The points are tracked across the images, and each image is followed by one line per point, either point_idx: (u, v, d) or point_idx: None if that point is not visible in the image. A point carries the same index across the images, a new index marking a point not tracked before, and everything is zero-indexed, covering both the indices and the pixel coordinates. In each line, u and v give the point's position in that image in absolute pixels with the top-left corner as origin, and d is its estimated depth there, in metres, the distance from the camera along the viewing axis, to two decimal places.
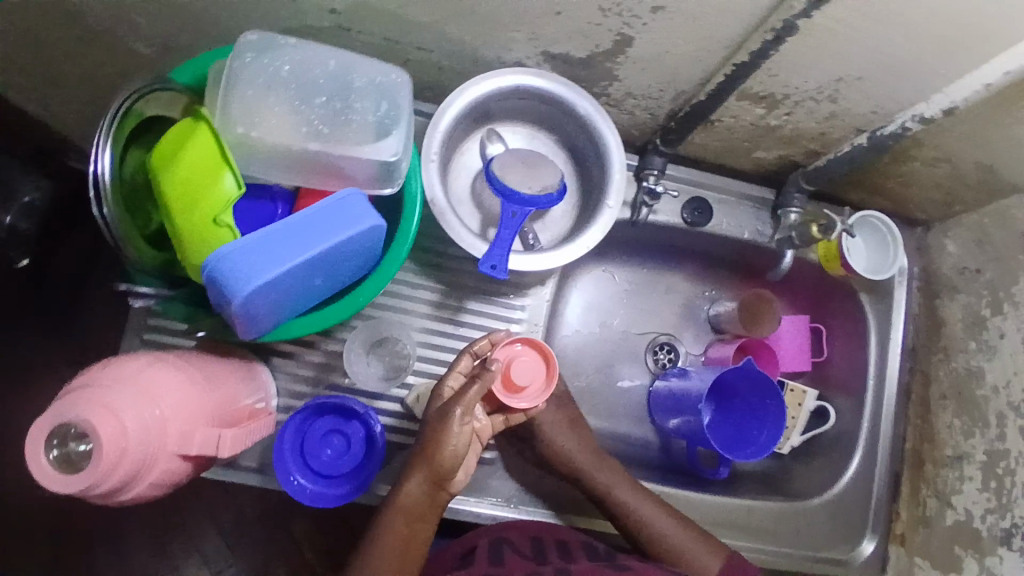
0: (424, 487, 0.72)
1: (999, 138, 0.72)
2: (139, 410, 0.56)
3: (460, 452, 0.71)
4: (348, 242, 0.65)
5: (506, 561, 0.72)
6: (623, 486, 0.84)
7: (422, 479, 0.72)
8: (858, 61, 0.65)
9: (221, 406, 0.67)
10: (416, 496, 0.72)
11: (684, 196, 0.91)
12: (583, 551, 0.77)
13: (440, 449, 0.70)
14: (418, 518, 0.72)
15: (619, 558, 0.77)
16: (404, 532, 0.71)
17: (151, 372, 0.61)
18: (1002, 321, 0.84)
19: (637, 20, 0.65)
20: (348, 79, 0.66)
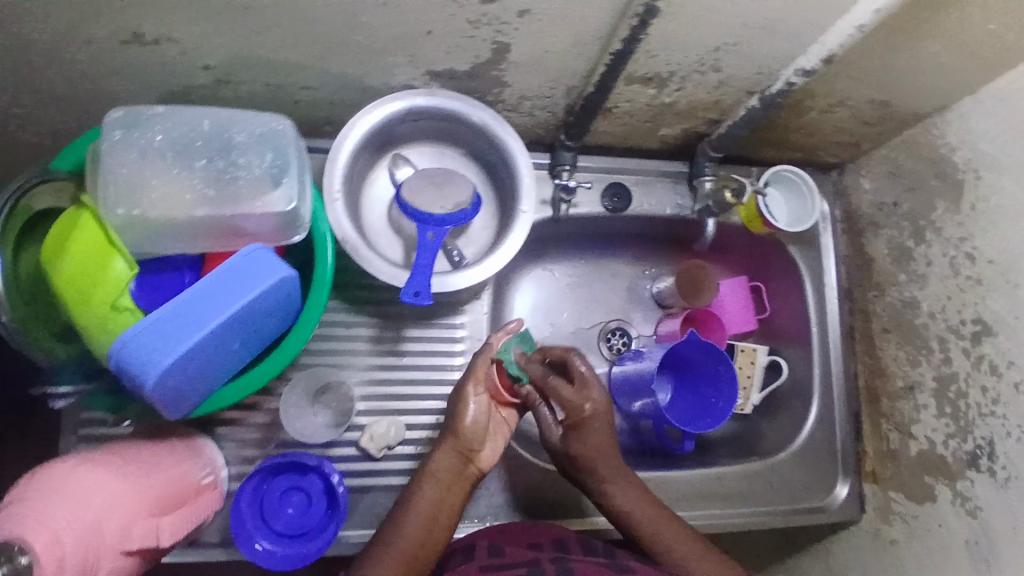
0: (452, 457, 0.74)
1: (880, 75, 0.74)
2: (72, 516, 0.53)
3: (480, 423, 0.75)
4: (259, 300, 0.64)
5: (506, 552, 0.69)
6: (630, 484, 0.76)
7: (449, 448, 0.74)
8: (729, 29, 0.65)
9: (161, 494, 0.65)
10: (443, 463, 0.74)
11: (602, 184, 0.92)
12: (582, 548, 0.72)
13: (461, 415, 0.75)
14: (446, 489, 0.72)
15: (620, 556, 0.71)
16: (433, 499, 0.71)
17: (78, 475, 0.58)
18: (927, 249, 0.85)
19: (508, 27, 0.64)
20: (226, 137, 0.66)
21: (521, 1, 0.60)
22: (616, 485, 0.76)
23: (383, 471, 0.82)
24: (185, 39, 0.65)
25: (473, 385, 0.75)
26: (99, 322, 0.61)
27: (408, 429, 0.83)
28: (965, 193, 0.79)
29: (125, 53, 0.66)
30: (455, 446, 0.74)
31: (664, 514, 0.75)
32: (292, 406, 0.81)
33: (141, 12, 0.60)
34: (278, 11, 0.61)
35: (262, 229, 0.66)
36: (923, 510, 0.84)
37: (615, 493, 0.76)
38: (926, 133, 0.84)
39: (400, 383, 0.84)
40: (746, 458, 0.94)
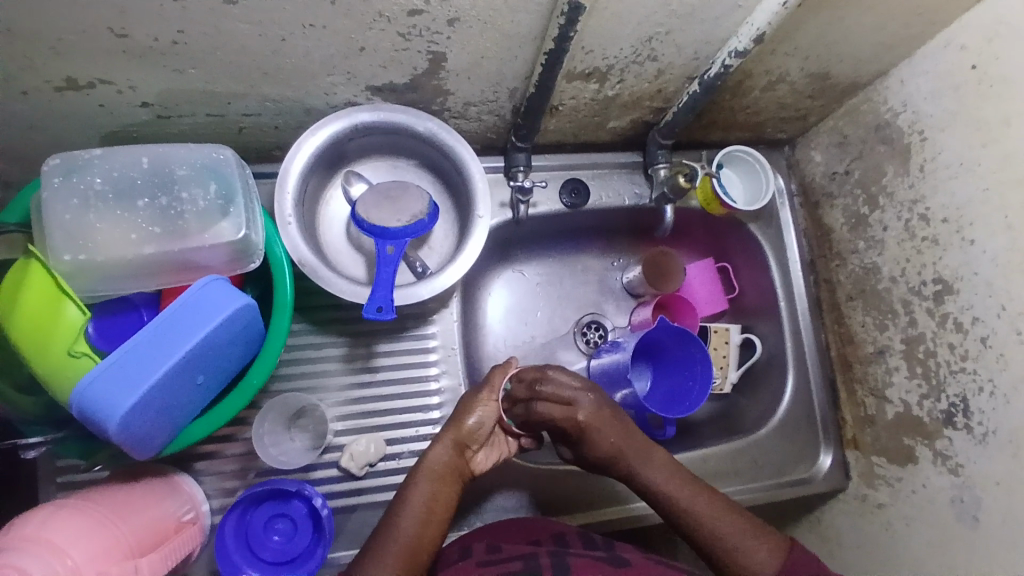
0: (448, 451, 0.73)
1: (814, 47, 0.75)
2: (49, 565, 0.52)
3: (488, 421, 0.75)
4: (219, 332, 0.64)
5: (504, 547, 0.69)
6: (663, 468, 0.72)
7: (445, 442, 0.73)
8: (656, 17, 0.66)
9: (139, 536, 0.65)
10: (441, 459, 0.72)
11: (559, 181, 0.93)
12: (580, 541, 0.72)
13: (465, 413, 0.75)
14: (441, 483, 0.70)
15: (619, 548, 0.71)
16: (427, 492, 0.69)
17: (54, 524, 0.57)
18: (881, 215, 0.85)
19: (439, 36, 0.65)
20: (166, 173, 0.67)
21: (448, 9, 0.61)
22: (647, 470, 0.72)
23: (369, 489, 0.81)
24: (119, 79, 0.65)
25: (487, 394, 0.75)
26: (57, 369, 0.61)
27: (389, 445, 0.83)
28: (911, 155, 0.80)
29: (61, 99, 0.66)
30: (451, 441, 0.73)
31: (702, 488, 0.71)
32: (267, 433, 0.80)
33: (70, 57, 0.60)
34: (206, 41, 0.61)
35: (214, 261, 0.67)
36: (905, 472, 0.84)
37: (654, 475, 0.72)
38: (869, 100, 0.85)
39: (376, 399, 0.84)
40: (728, 437, 0.94)
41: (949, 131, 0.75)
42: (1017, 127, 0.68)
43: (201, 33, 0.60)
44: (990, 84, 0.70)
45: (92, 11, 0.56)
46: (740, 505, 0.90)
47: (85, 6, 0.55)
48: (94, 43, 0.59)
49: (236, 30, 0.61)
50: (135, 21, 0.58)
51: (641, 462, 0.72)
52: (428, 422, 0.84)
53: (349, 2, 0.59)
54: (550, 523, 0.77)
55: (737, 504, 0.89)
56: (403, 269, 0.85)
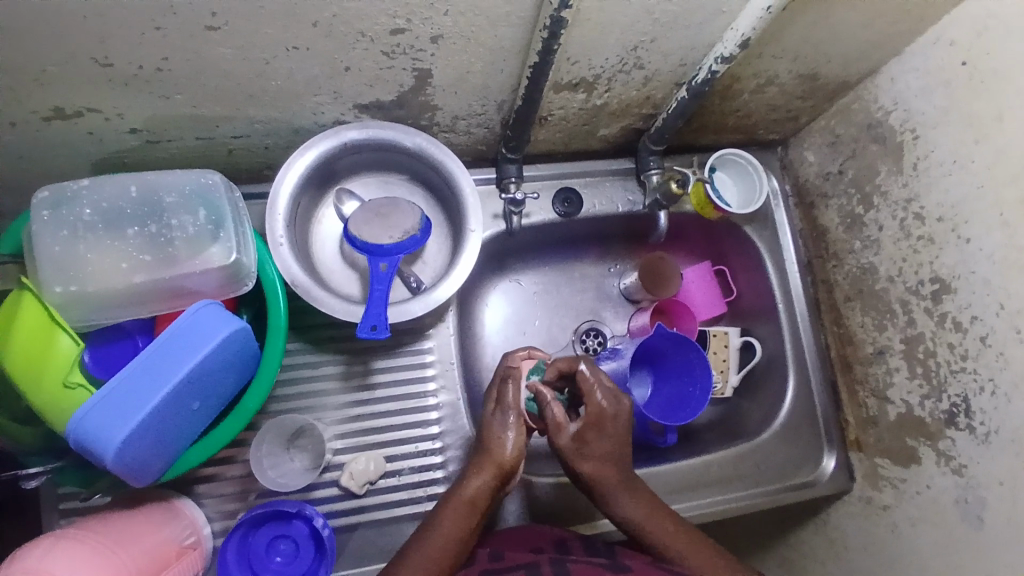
0: (489, 484, 0.73)
1: (802, 48, 0.74)
2: None
3: (520, 446, 0.74)
4: (212, 358, 0.64)
5: (505, 556, 0.69)
6: (639, 497, 0.73)
7: (486, 474, 0.73)
8: (640, 27, 0.66)
9: (143, 561, 0.66)
10: (477, 491, 0.72)
11: (550, 191, 0.93)
12: (583, 548, 0.72)
13: (500, 444, 0.74)
14: (473, 515, 0.71)
15: (622, 555, 0.70)
16: (461, 523, 0.70)
17: (61, 551, 0.58)
18: (876, 214, 0.84)
19: (423, 54, 0.65)
20: (156, 201, 0.68)
21: (430, 27, 0.61)
22: (622, 500, 0.73)
23: (369, 506, 0.81)
24: (106, 107, 0.65)
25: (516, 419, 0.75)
26: (51, 400, 0.61)
27: (388, 461, 0.83)
28: (904, 154, 0.79)
29: (49, 129, 0.66)
30: (492, 476, 0.73)
31: (676, 522, 0.72)
32: (266, 455, 0.80)
33: (57, 88, 0.60)
34: (190, 67, 0.62)
35: (206, 286, 0.67)
36: (909, 473, 0.83)
37: (626, 505, 0.73)
38: (860, 99, 0.84)
39: (374, 416, 0.83)
40: (731, 442, 0.94)
41: (941, 128, 0.74)
42: (1007, 123, 0.67)
43: (185, 60, 0.60)
44: (980, 81, 0.69)
45: (76, 42, 0.56)
46: (743, 510, 0.89)
47: (69, 38, 0.55)
48: (80, 74, 0.59)
49: (221, 55, 0.61)
50: (119, 50, 0.58)
51: (619, 489, 0.73)
52: (428, 438, 0.84)
53: (332, 24, 0.59)
54: (552, 530, 0.77)
55: (741, 509, 0.89)
56: (397, 284, 0.85)
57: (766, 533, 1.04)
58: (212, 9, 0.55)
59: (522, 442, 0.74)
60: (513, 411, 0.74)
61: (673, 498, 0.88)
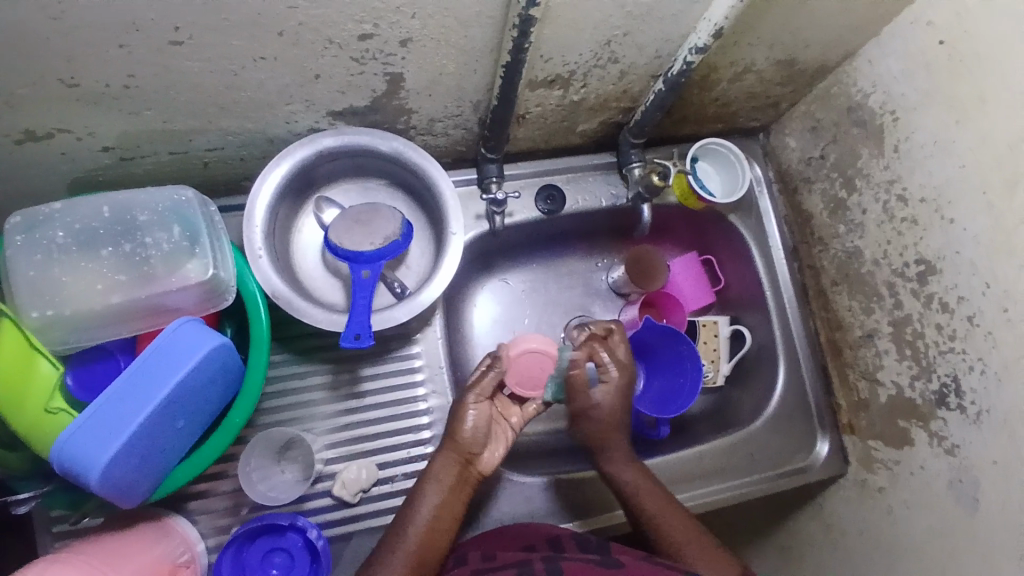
0: (451, 461, 0.74)
1: (778, 35, 0.74)
2: None
3: (477, 427, 0.75)
4: (194, 375, 0.63)
5: (497, 556, 0.69)
6: (635, 467, 0.79)
7: (447, 452, 0.74)
8: (613, 21, 0.65)
9: (143, 567, 0.67)
10: (442, 467, 0.73)
11: (533, 189, 0.92)
12: (576, 544, 0.72)
13: (459, 421, 0.75)
14: (442, 493, 0.72)
15: (614, 550, 0.70)
16: (434, 503, 0.71)
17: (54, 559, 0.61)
18: (859, 198, 0.84)
19: (394, 58, 0.64)
20: (129, 220, 0.67)
21: (400, 31, 0.60)
22: (619, 465, 0.79)
23: (363, 515, 0.81)
24: (77, 126, 0.64)
25: (474, 395, 0.76)
26: (33, 426, 0.60)
27: (381, 468, 0.82)
28: (885, 137, 0.79)
29: (20, 151, 0.65)
30: (452, 453, 0.74)
31: (661, 493, 0.76)
32: (255, 468, 0.79)
33: (25, 111, 0.59)
34: (158, 82, 0.60)
35: (185, 302, 0.66)
36: (902, 455, 0.83)
37: (624, 472, 0.78)
38: (839, 83, 0.84)
39: (365, 423, 0.83)
40: (725, 431, 0.94)
41: (921, 110, 0.74)
42: (986, 102, 0.67)
43: (152, 75, 0.59)
44: (959, 60, 0.69)
45: (39, 64, 0.54)
46: (738, 500, 0.89)
47: (33, 60, 0.54)
48: (47, 96, 0.58)
49: (189, 69, 0.60)
50: (84, 70, 0.57)
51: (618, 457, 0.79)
52: (419, 443, 0.84)
53: (298, 32, 0.58)
54: (547, 528, 0.77)
55: (736, 498, 0.89)
56: (382, 290, 0.84)
57: (764, 519, 1.05)
58: (175, 23, 0.54)
59: (478, 420, 0.75)
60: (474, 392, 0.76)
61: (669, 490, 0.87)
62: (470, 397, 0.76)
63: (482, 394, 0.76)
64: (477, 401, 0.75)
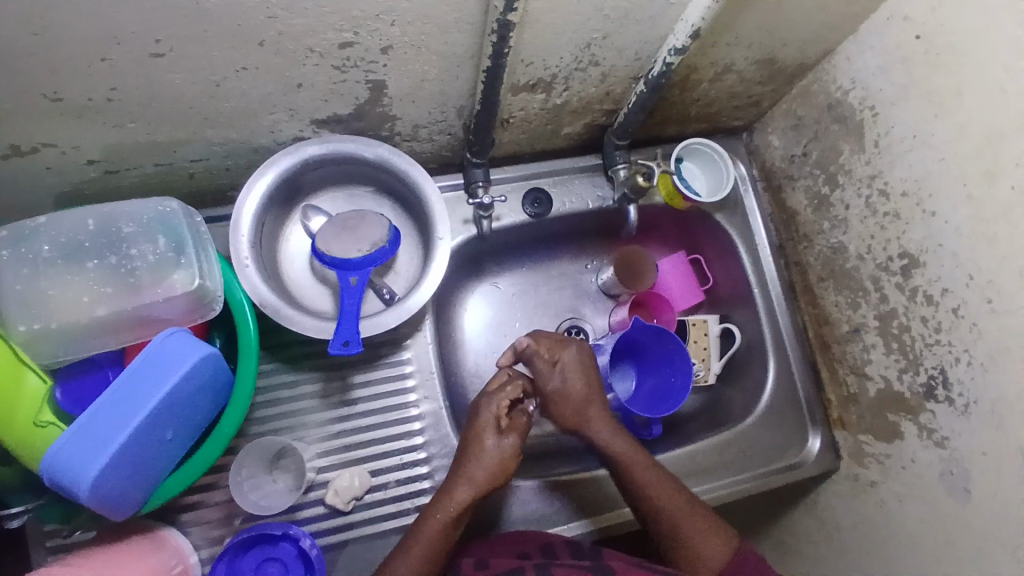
0: (473, 499, 0.72)
1: (757, 33, 0.74)
2: None
3: (508, 468, 0.74)
4: (182, 386, 0.63)
5: (491, 562, 0.69)
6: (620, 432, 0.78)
7: (471, 490, 0.72)
8: (591, 24, 0.66)
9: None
10: (464, 502, 0.72)
11: (520, 192, 0.92)
12: (570, 552, 0.73)
13: (492, 461, 0.74)
14: (457, 523, 0.72)
15: (607, 557, 0.72)
16: (449, 531, 0.71)
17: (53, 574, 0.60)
18: (842, 194, 0.85)
19: (375, 65, 0.65)
20: (114, 232, 0.67)
21: (379, 38, 0.61)
22: (605, 434, 0.78)
23: (357, 522, 0.81)
24: (61, 140, 0.64)
25: (513, 438, 0.75)
26: (24, 439, 0.60)
27: (374, 475, 0.82)
28: (865, 132, 0.80)
29: (5, 166, 0.65)
30: (477, 496, 0.72)
31: (647, 459, 0.77)
32: (247, 479, 0.79)
33: (9, 126, 0.60)
34: (141, 94, 0.61)
35: (172, 313, 0.66)
36: (893, 448, 0.83)
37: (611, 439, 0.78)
38: (819, 80, 0.85)
39: (357, 430, 0.83)
40: (717, 429, 0.94)
41: (899, 105, 0.75)
42: (962, 95, 0.68)
43: (135, 87, 0.60)
44: (934, 55, 0.70)
45: (22, 79, 0.55)
46: (732, 497, 0.89)
47: (15, 76, 0.54)
48: (31, 110, 0.59)
49: (171, 80, 0.60)
50: (68, 84, 0.57)
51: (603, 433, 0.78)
52: (411, 449, 0.84)
53: (279, 42, 0.58)
54: (541, 534, 0.77)
55: (730, 496, 0.89)
56: (371, 297, 0.84)
57: (760, 516, 1.05)
58: (155, 35, 0.54)
59: (512, 463, 0.74)
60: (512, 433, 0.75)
61: None
62: (514, 447, 0.74)
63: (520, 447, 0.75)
64: (516, 449, 0.75)
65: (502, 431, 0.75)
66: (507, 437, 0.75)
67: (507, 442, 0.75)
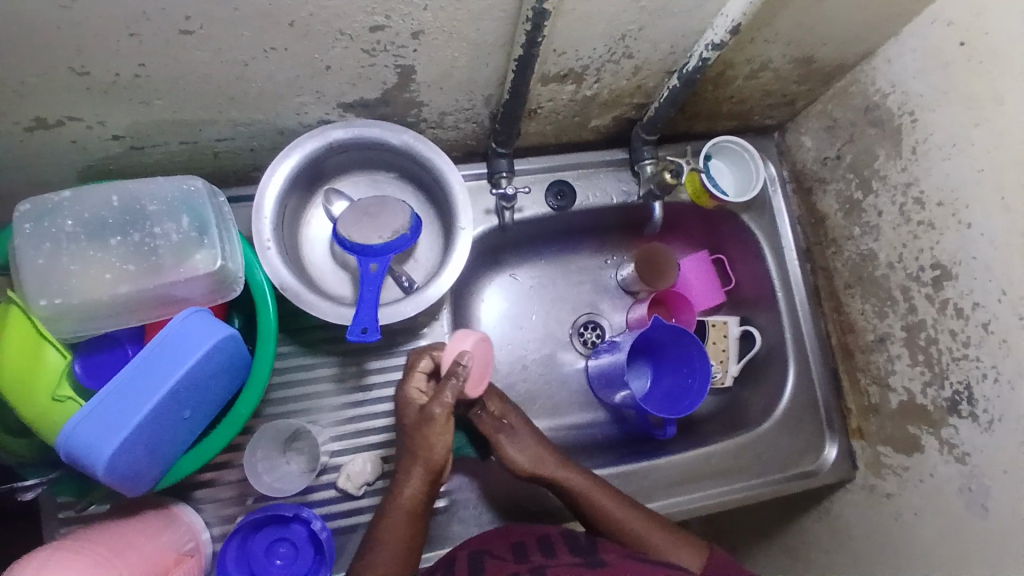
0: (423, 485, 0.73)
1: (796, 30, 0.72)
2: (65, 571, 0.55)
3: (445, 445, 0.74)
4: (200, 366, 0.63)
5: (486, 565, 0.67)
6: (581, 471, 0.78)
7: (420, 477, 0.73)
8: (625, 16, 0.64)
9: (148, 559, 0.66)
10: (413, 498, 0.73)
11: (543, 184, 0.91)
12: (566, 543, 0.72)
13: (427, 445, 0.73)
14: (416, 520, 0.72)
15: (601, 549, 0.70)
16: (405, 535, 0.71)
17: (68, 549, 0.60)
18: (875, 199, 0.83)
19: (404, 50, 0.64)
20: (138, 210, 0.67)
21: (410, 23, 0.60)
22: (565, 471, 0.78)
23: (367, 507, 0.81)
24: (87, 115, 0.64)
25: (444, 412, 0.74)
26: (42, 413, 0.62)
27: (385, 462, 0.82)
28: (903, 137, 0.77)
29: (33, 139, 0.65)
30: (423, 478, 0.73)
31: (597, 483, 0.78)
32: (261, 460, 0.79)
33: (38, 99, 0.59)
34: (170, 71, 0.60)
35: (193, 293, 0.67)
36: (912, 461, 0.81)
37: (574, 477, 0.78)
38: (857, 82, 0.82)
39: (371, 417, 0.83)
40: (732, 432, 0.93)
41: (940, 111, 0.72)
42: (1006, 103, 0.65)
43: (164, 64, 0.59)
44: (981, 61, 0.67)
45: (54, 53, 0.55)
46: (743, 502, 0.88)
47: (46, 50, 0.54)
48: (60, 83, 0.58)
49: (200, 58, 0.59)
50: (96, 59, 0.56)
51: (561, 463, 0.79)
52: None
53: (308, 23, 0.57)
54: (541, 527, 0.76)
55: (741, 500, 0.88)
56: (390, 284, 0.83)
57: (771, 520, 1.03)
58: (185, 13, 0.54)
59: (449, 440, 0.75)
60: (445, 409, 0.73)
61: (673, 490, 0.87)
62: (437, 417, 0.73)
63: (449, 416, 0.74)
64: (447, 425, 0.73)
65: (427, 409, 0.74)
66: (439, 416, 0.73)
67: (434, 429, 0.73)
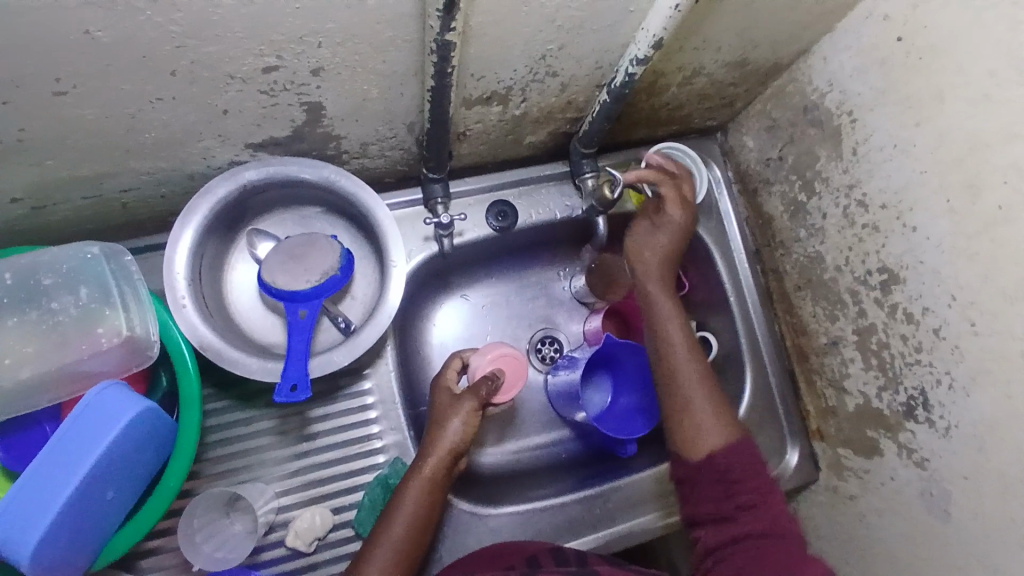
0: (444, 465, 0.72)
1: (728, 35, 0.69)
2: None
3: (469, 432, 0.74)
4: (118, 446, 0.58)
5: None
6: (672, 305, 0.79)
7: (439, 456, 0.72)
8: (543, 36, 0.60)
9: None
10: (435, 470, 0.71)
11: (482, 205, 0.87)
12: (553, 558, 0.70)
13: (449, 424, 0.73)
14: (434, 494, 0.71)
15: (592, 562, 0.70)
16: (421, 506, 0.70)
17: None
18: (818, 201, 0.81)
19: (308, 88, 0.59)
20: (33, 285, 0.62)
21: (307, 60, 0.55)
22: (661, 306, 0.79)
23: (320, 563, 0.77)
24: None
25: (472, 402, 0.74)
26: None
27: (335, 513, 0.78)
28: (843, 138, 0.75)
29: None
30: (445, 457, 0.72)
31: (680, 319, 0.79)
32: (199, 529, 0.74)
33: None
34: (53, 132, 0.55)
35: (103, 368, 0.62)
36: (872, 464, 0.80)
37: (659, 306, 0.79)
38: (794, 81, 0.80)
39: (318, 467, 0.79)
40: None
41: (878, 111, 0.70)
42: (945, 101, 0.63)
43: (44, 125, 0.54)
44: (916, 58, 0.65)
45: None
46: None
47: None
48: None
49: (81, 116, 0.54)
50: None
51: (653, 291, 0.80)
52: None
53: (192, 71, 0.52)
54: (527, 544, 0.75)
55: None
56: (327, 325, 0.79)
57: None
58: (56, 74, 0.48)
59: (473, 426, 0.74)
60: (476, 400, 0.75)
61: (638, 510, 0.85)
62: (466, 407, 0.74)
63: (476, 408, 0.75)
64: (475, 413, 0.74)
65: (460, 396, 0.75)
66: (466, 405, 0.74)
67: (458, 416, 0.74)
